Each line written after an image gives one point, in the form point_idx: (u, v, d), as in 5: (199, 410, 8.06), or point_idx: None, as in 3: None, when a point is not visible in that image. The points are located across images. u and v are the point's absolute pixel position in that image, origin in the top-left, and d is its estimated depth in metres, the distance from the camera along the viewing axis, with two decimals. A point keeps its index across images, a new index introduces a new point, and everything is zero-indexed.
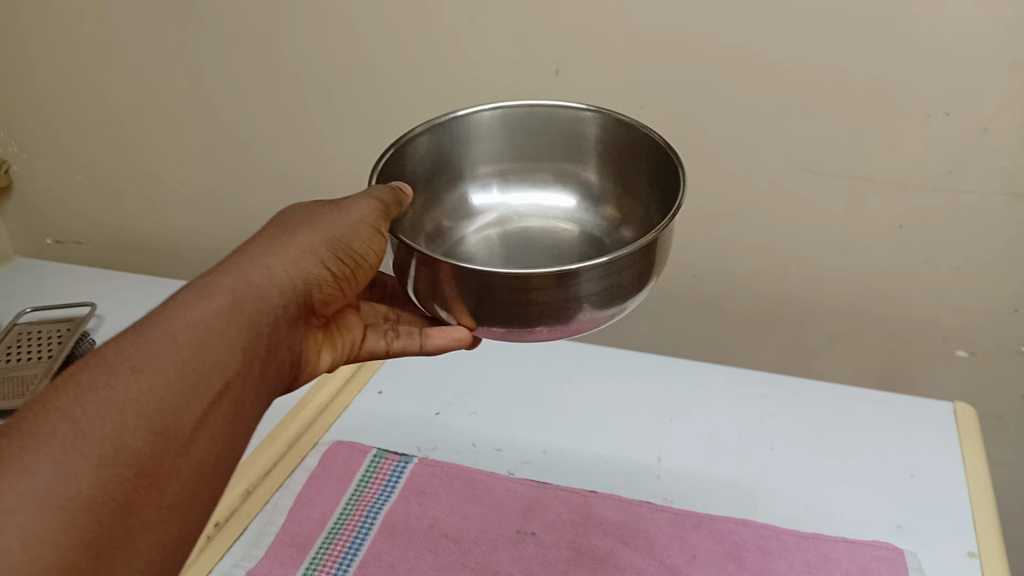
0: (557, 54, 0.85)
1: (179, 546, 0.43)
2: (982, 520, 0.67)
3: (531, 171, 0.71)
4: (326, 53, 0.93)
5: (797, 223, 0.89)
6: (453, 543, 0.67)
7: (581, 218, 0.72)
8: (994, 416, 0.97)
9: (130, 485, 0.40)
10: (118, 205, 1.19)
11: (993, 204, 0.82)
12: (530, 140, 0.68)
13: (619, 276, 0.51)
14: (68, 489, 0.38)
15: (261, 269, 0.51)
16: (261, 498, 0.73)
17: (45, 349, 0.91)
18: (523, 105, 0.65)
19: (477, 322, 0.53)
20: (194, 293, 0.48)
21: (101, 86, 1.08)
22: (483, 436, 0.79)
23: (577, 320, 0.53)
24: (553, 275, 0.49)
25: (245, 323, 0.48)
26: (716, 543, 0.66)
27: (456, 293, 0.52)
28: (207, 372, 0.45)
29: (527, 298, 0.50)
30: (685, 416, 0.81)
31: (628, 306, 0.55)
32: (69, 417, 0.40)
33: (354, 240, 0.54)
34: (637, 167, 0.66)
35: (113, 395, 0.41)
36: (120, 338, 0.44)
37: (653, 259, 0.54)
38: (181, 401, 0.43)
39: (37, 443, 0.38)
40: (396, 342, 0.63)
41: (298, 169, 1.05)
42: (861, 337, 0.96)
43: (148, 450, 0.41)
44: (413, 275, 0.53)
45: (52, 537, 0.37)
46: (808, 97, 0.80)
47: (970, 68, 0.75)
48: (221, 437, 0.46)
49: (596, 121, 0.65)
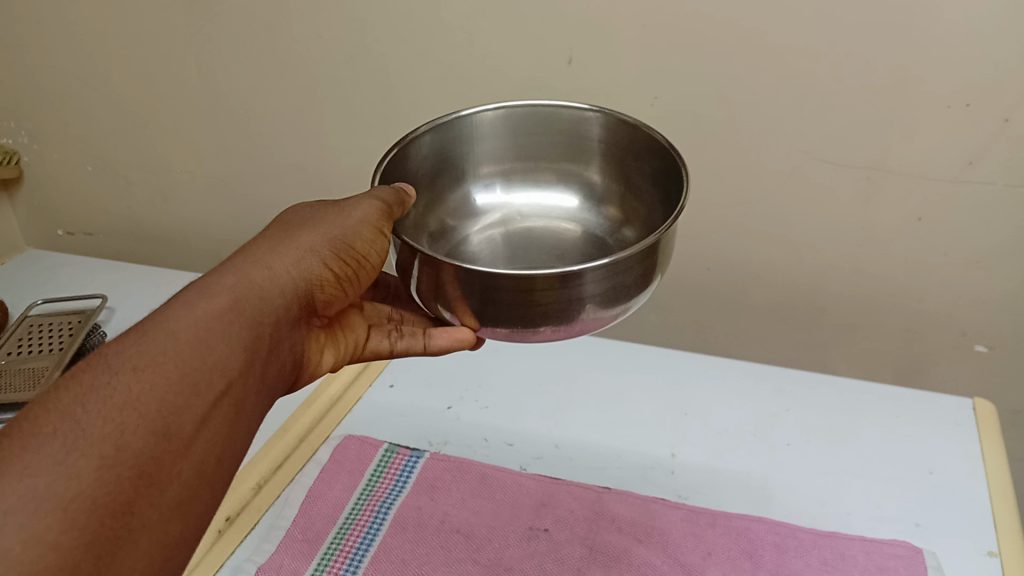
0: (569, 43, 0.84)
1: (180, 546, 0.42)
2: (1003, 519, 0.66)
3: (534, 170, 0.70)
4: (336, 44, 0.93)
5: (812, 215, 0.88)
6: (464, 539, 0.67)
7: (583, 218, 0.71)
8: (1013, 412, 0.96)
9: (131, 485, 0.39)
10: (128, 196, 1.19)
11: (1014, 195, 0.80)
12: (533, 139, 0.68)
13: (622, 276, 0.51)
14: (68, 489, 0.37)
15: (263, 270, 0.51)
16: (272, 492, 0.72)
17: (56, 341, 0.91)
18: (526, 105, 0.64)
19: (480, 322, 0.52)
20: (195, 293, 0.47)
21: (111, 77, 1.07)
22: (495, 431, 0.79)
23: (581, 320, 0.52)
24: (556, 277, 0.48)
25: (246, 323, 0.48)
26: (731, 541, 0.65)
27: (459, 293, 0.51)
28: (208, 372, 0.44)
29: (531, 299, 0.50)
30: (698, 411, 0.80)
31: (632, 305, 0.54)
32: (70, 418, 0.39)
33: (355, 239, 0.54)
34: (640, 168, 0.65)
35: (115, 396, 0.41)
36: (121, 338, 0.44)
37: (656, 259, 0.53)
38: (183, 400, 0.43)
39: (38, 443, 0.38)
40: (400, 343, 0.63)
41: (309, 160, 1.04)
42: (877, 331, 0.95)
43: (149, 450, 0.41)
44: (416, 275, 0.52)
45: (52, 537, 0.36)
46: (824, 87, 0.79)
47: (991, 57, 0.73)
48: (222, 437, 0.45)
49: (600, 121, 0.64)
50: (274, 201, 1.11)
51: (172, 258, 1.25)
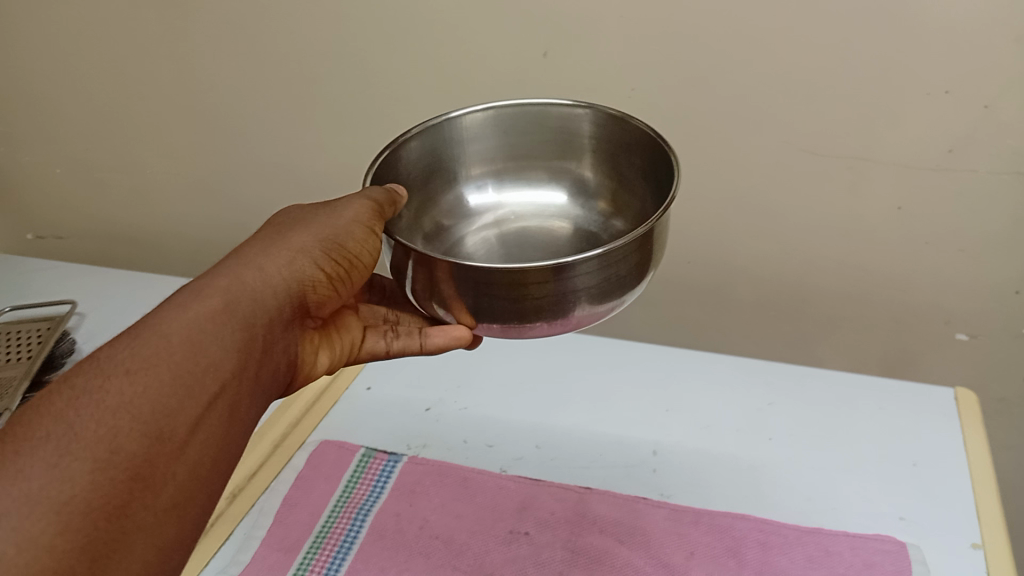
0: (546, 36, 0.83)
1: (177, 548, 0.41)
2: (989, 510, 0.65)
3: (526, 169, 0.69)
4: (307, 41, 0.91)
5: (794, 205, 0.87)
6: (444, 544, 0.66)
7: (576, 216, 0.69)
8: (1001, 400, 0.95)
9: (125, 488, 0.38)
10: (101, 198, 1.17)
11: (996, 183, 0.80)
12: (524, 138, 0.66)
13: (616, 268, 0.49)
14: (61, 493, 0.36)
15: (255, 272, 0.49)
16: (248, 500, 0.70)
17: (24, 349, 0.89)
18: (515, 105, 0.63)
19: (476, 320, 0.51)
20: (188, 295, 0.46)
21: (79, 77, 1.05)
22: (475, 432, 0.77)
23: (576, 315, 0.51)
24: (549, 269, 0.47)
25: (239, 325, 0.46)
26: (715, 539, 0.64)
27: (453, 291, 0.50)
28: (201, 374, 0.43)
29: (524, 293, 0.48)
30: (683, 407, 0.79)
31: (628, 299, 0.53)
32: (63, 422, 0.38)
33: (347, 239, 0.52)
34: (632, 163, 0.63)
35: (108, 398, 0.40)
36: (115, 342, 0.43)
37: (651, 250, 0.52)
38: (176, 403, 0.41)
39: (31, 448, 0.37)
40: (396, 343, 0.61)
41: (284, 159, 1.03)
42: (863, 322, 0.94)
43: (143, 453, 0.39)
44: (410, 275, 0.51)
45: (46, 541, 0.35)
46: (803, 77, 0.78)
47: (971, 44, 0.73)
48: (217, 439, 0.44)
49: (590, 118, 0.63)
50: (251, 201, 1.09)
51: (149, 261, 1.23)
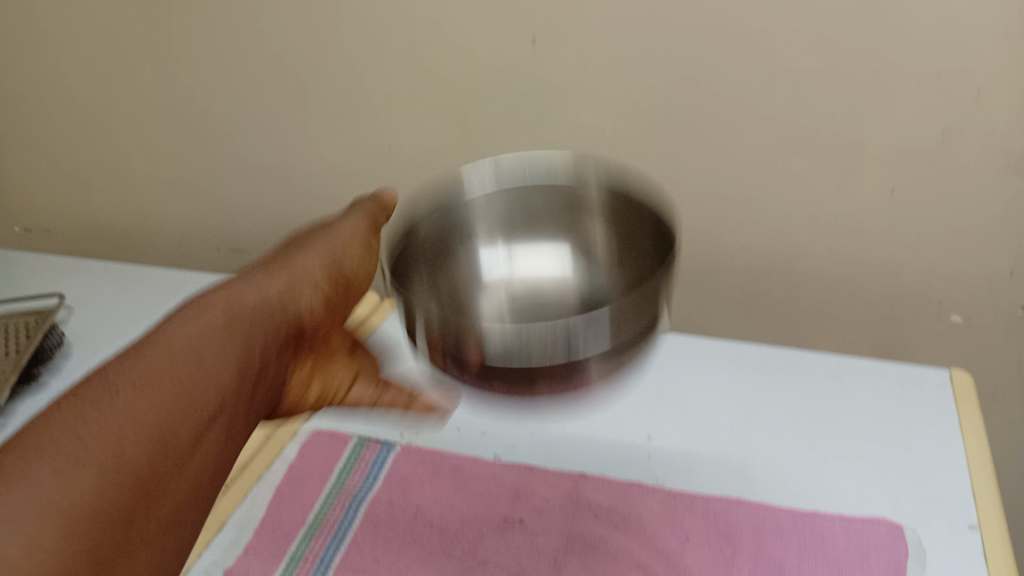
0: (535, 23, 0.83)
1: (177, 553, 0.45)
2: (984, 494, 0.65)
3: (536, 239, 0.69)
4: (295, 31, 0.90)
5: (785, 193, 0.86)
6: (439, 533, 0.65)
7: (583, 291, 0.69)
8: (994, 390, 0.94)
9: (129, 493, 0.42)
10: (83, 194, 1.15)
11: (989, 166, 0.79)
12: (535, 204, 0.67)
13: (624, 328, 0.51)
14: (68, 498, 0.40)
15: (254, 288, 0.53)
16: (240, 491, 0.70)
17: (9, 344, 0.87)
18: (527, 159, 0.64)
19: (487, 386, 0.53)
20: (191, 311, 0.50)
21: (60, 71, 1.04)
22: (468, 421, 0.77)
23: (586, 380, 0.52)
24: (562, 336, 0.50)
25: (239, 340, 0.50)
26: (709, 525, 0.64)
27: (472, 361, 0.52)
28: (202, 386, 0.47)
29: (534, 362, 0.51)
30: (675, 394, 0.78)
31: (631, 361, 0.54)
32: (71, 431, 0.42)
33: (343, 256, 0.55)
34: (636, 245, 0.63)
35: (114, 408, 0.44)
36: (121, 357, 0.47)
37: (655, 310, 0.54)
38: (178, 414, 0.45)
39: (40, 455, 0.41)
40: (382, 395, 0.62)
41: (268, 153, 1.01)
42: (858, 299, 0.91)
43: (147, 461, 0.43)
44: (426, 331, 0.53)
45: (52, 543, 0.39)
46: (792, 61, 0.78)
47: (959, 26, 0.73)
48: (215, 453, 0.48)
49: (600, 182, 0.63)
50: (232, 192, 1.07)
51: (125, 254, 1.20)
